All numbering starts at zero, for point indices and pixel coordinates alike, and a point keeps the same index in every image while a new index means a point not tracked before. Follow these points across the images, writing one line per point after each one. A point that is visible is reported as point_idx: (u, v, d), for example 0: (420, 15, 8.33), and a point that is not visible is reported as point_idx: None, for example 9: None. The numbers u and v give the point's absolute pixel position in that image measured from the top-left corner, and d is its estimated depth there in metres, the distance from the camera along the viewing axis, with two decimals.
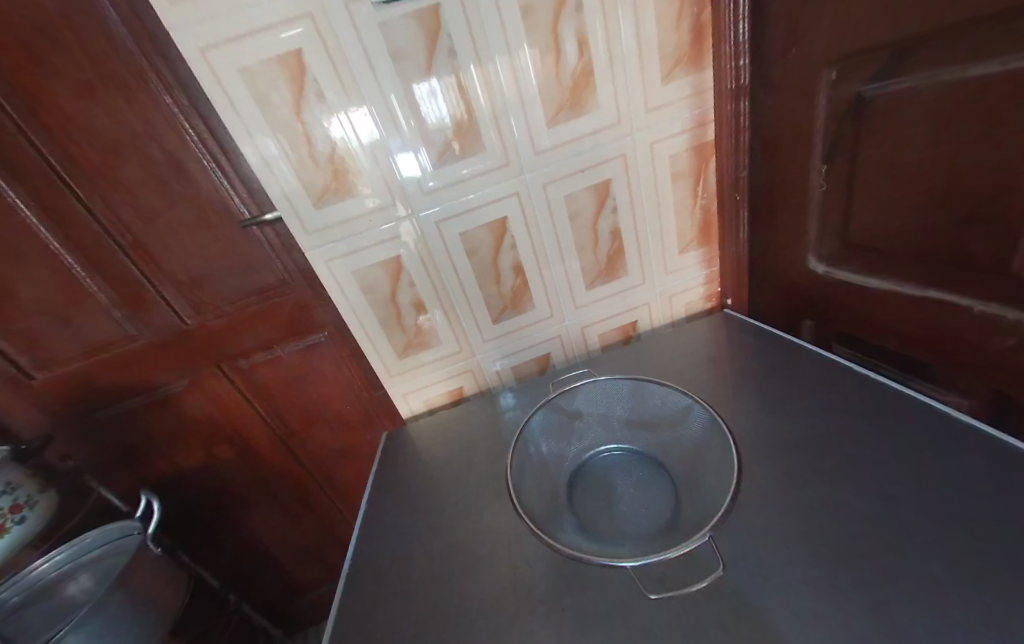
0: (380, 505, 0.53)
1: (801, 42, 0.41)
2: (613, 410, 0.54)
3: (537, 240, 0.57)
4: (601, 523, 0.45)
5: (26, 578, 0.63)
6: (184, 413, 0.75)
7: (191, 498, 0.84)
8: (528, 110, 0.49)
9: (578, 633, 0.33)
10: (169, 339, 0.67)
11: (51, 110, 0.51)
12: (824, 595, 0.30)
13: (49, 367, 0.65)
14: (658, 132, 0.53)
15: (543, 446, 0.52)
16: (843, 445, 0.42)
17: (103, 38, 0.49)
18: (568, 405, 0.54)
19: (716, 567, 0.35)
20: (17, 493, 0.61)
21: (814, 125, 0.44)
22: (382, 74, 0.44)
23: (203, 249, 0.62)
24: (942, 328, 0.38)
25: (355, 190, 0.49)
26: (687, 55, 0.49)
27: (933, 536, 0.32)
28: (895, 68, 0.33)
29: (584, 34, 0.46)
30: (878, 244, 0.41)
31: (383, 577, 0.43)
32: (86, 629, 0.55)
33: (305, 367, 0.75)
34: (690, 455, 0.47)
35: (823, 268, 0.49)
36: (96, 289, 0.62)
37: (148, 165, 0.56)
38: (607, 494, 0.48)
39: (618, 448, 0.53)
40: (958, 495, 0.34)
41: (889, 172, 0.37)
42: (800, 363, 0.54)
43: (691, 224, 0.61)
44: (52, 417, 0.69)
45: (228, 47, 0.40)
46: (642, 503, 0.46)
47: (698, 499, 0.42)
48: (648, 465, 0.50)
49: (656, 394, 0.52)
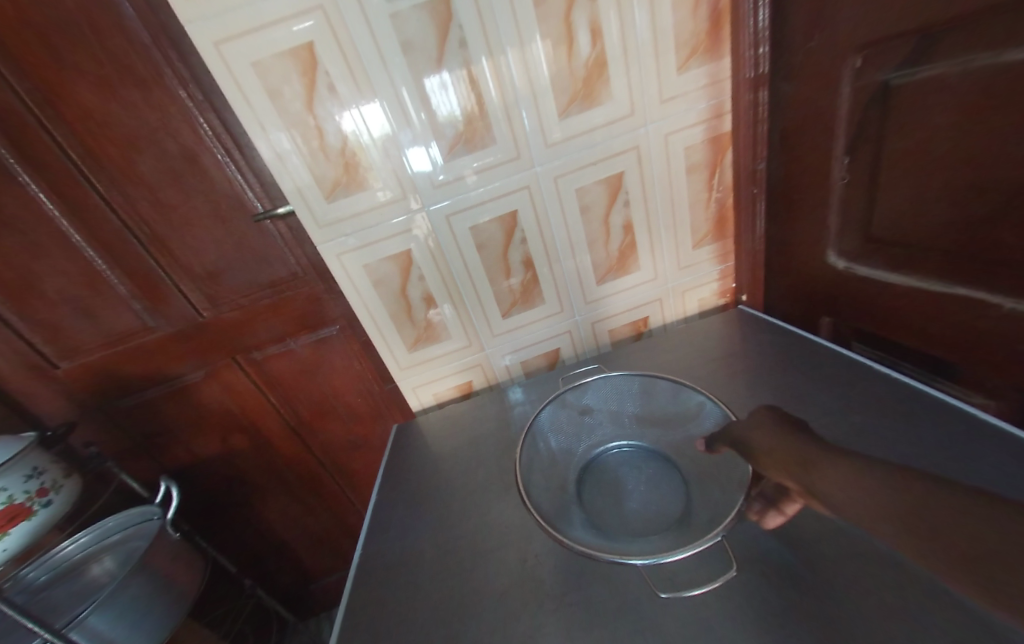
0: (390, 495, 0.54)
1: (824, 27, 0.40)
2: (624, 407, 0.54)
3: (548, 234, 0.57)
4: (610, 519, 0.44)
5: (53, 558, 0.65)
6: (200, 404, 0.77)
7: (207, 486, 0.86)
8: (540, 100, 0.48)
9: (585, 628, 0.33)
10: (186, 331, 0.69)
11: (72, 105, 0.52)
12: (839, 600, 0.30)
13: (73, 357, 0.67)
14: (673, 123, 0.52)
15: (553, 440, 0.52)
16: (861, 445, 0.40)
17: (121, 33, 0.49)
18: (578, 401, 0.54)
19: (728, 566, 0.34)
20: (43, 478, 0.59)
21: (836, 115, 0.42)
22: (393, 67, 0.44)
23: (218, 242, 0.63)
24: (966, 327, 0.37)
25: (366, 184, 0.49)
26: (704, 43, 0.48)
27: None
28: (924, 54, 0.32)
29: (597, 24, 0.45)
30: (902, 239, 0.40)
31: (393, 567, 0.44)
32: (109, 611, 0.58)
33: (317, 359, 0.76)
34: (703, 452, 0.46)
35: (843, 263, 0.48)
36: (116, 282, 0.63)
37: (164, 159, 0.56)
38: (617, 493, 0.48)
39: (628, 445, 0.53)
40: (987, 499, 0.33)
41: (914, 164, 0.36)
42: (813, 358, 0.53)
43: (705, 218, 0.60)
44: (77, 405, 0.71)
45: (240, 41, 0.40)
46: (652, 500, 0.45)
47: (711, 497, 0.41)
48: (659, 462, 0.50)
49: (668, 390, 0.51)
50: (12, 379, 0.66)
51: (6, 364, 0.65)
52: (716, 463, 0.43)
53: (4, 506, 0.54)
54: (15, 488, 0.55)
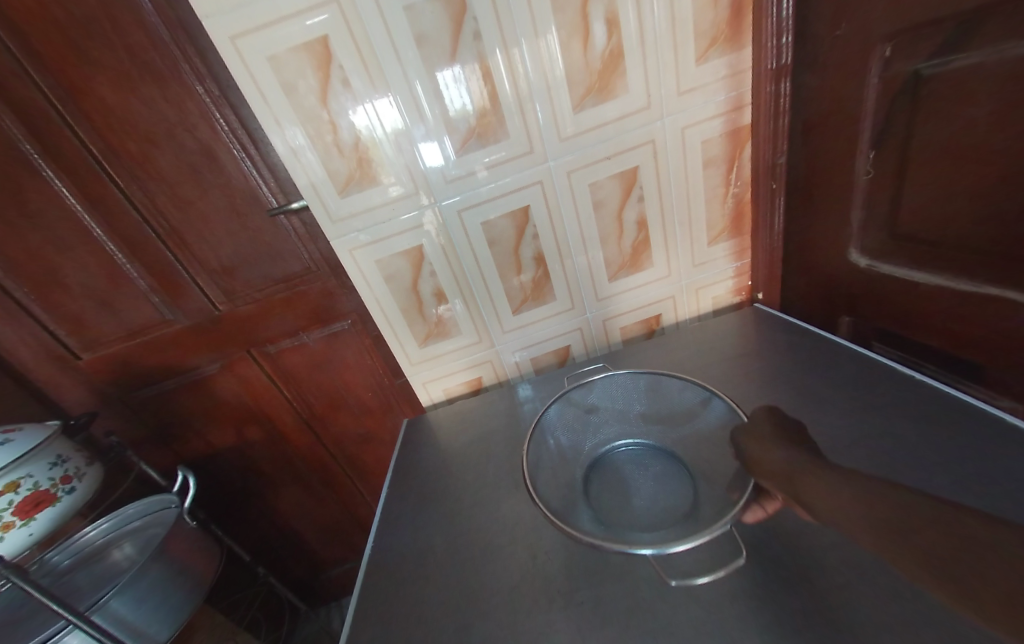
0: (401, 490, 0.54)
1: (852, 15, 0.39)
2: (630, 405, 0.54)
3: (560, 229, 0.56)
4: (619, 517, 0.44)
5: (75, 544, 0.68)
6: (216, 396, 0.78)
7: (222, 476, 0.88)
8: (554, 93, 0.47)
9: (596, 627, 0.32)
10: (202, 324, 0.70)
11: (93, 101, 0.53)
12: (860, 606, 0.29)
13: (95, 348, 0.69)
14: (690, 116, 0.51)
15: (559, 437, 0.51)
16: (883, 447, 0.39)
17: (140, 30, 0.50)
18: (584, 398, 0.54)
19: (739, 558, 0.34)
20: (67, 465, 0.60)
21: (863, 107, 0.41)
22: (407, 60, 0.44)
23: (233, 237, 0.63)
24: (996, 328, 0.36)
25: (378, 179, 0.49)
26: (724, 34, 0.47)
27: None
28: (958, 43, 0.30)
29: (614, 14, 0.44)
30: (928, 237, 0.38)
31: (404, 561, 0.44)
32: (129, 596, 0.59)
33: (329, 353, 0.77)
34: (711, 447, 0.45)
35: (865, 261, 0.46)
36: (136, 275, 0.65)
37: (181, 154, 0.57)
38: (625, 492, 0.47)
39: (634, 443, 0.52)
40: (1019, 504, 0.31)
41: (945, 158, 0.34)
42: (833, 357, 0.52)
43: (722, 213, 0.59)
44: (99, 395, 0.73)
45: (256, 35, 0.40)
46: (659, 497, 0.45)
47: (718, 490, 0.40)
48: (665, 460, 0.49)
49: (673, 387, 0.51)
50: (37, 369, 0.68)
51: (32, 355, 0.67)
52: (724, 456, 0.43)
53: (29, 492, 0.56)
54: (39, 475, 0.57)
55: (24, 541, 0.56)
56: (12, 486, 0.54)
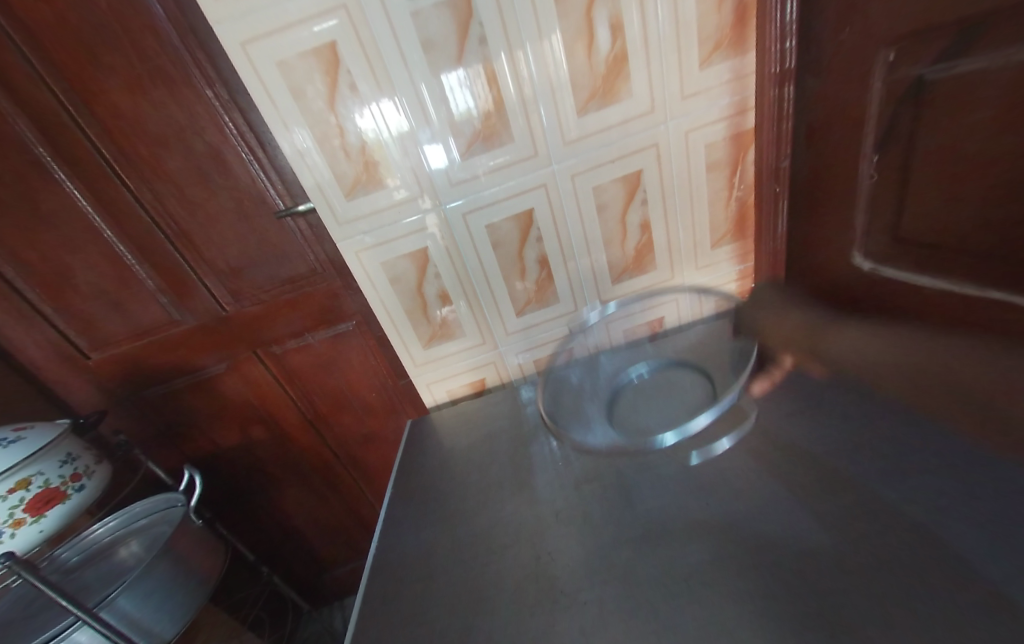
0: (405, 490, 0.55)
1: (856, 19, 0.39)
2: (637, 335, 0.65)
3: (563, 232, 0.56)
4: (635, 424, 0.55)
5: (84, 541, 0.68)
6: (222, 395, 0.79)
7: (227, 475, 0.89)
8: (558, 96, 0.48)
9: (600, 627, 0.32)
10: (209, 324, 0.71)
11: (105, 105, 0.54)
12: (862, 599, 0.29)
13: (103, 348, 0.70)
14: (693, 120, 0.51)
15: (571, 381, 0.64)
16: (889, 449, 0.39)
17: (152, 35, 0.51)
18: (589, 341, 0.65)
19: (744, 527, 0.36)
20: (77, 463, 0.61)
21: (867, 110, 0.41)
22: (414, 65, 0.44)
23: (240, 238, 0.64)
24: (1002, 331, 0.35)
25: (384, 182, 0.50)
26: (728, 38, 0.47)
27: (1001, 546, 0.29)
28: (961, 47, 0.31)
29: (618, 19, 0.45)
30: (932, 240, 0.38)
31: (408, 560, 0.45)
32: (135, 592, 0.60)
33: (334, 353, 0.77)
34: (708, 347, 0.61)
35: (868, 265, 0.46)
36: (144, 276, 0.66)
37: (191, 157, 0.58)
38: (647, 403, 0.58)
39: (648, 365, 0.63)
40: None
41: (949, 161, 0.34)
42: (822, 344, 0.53)
43: (725, 216, 0.59)
44: (107, 394, 0.74)
45: (266, 40, 0.41)
46: (674, 393, 0.58)
47: (725, 374, 0.56)
48: (680, 368, 0.61)
49: (672, 308, 0.65)
50: (46, 368, 0.69)
51: (41, 354, 0.68)
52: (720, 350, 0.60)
53: (40, 489, 0.56)
54: (50, 473, 0.58)
55: (34, 537, 0.57)
56: (23, 483, 0.55)
